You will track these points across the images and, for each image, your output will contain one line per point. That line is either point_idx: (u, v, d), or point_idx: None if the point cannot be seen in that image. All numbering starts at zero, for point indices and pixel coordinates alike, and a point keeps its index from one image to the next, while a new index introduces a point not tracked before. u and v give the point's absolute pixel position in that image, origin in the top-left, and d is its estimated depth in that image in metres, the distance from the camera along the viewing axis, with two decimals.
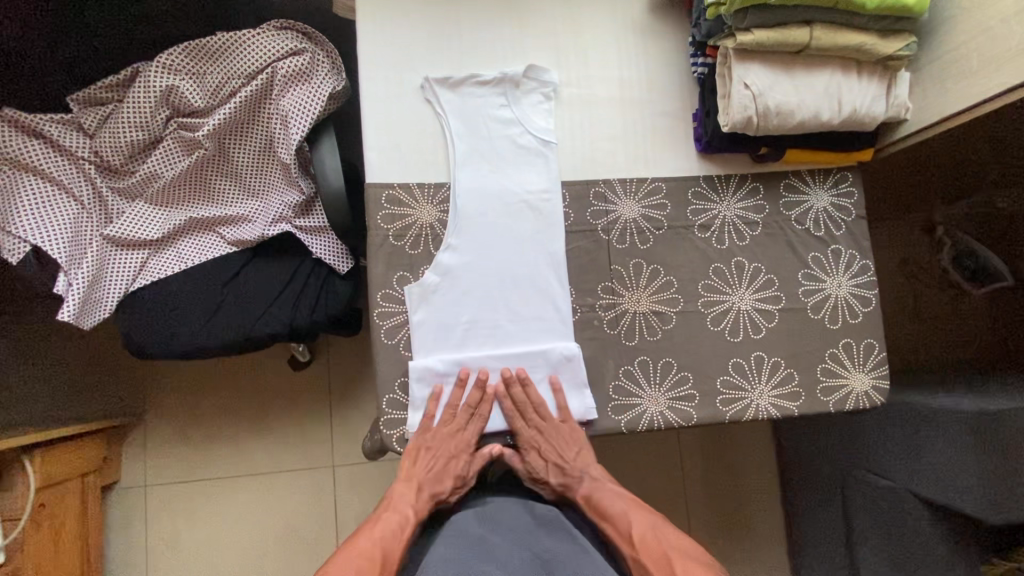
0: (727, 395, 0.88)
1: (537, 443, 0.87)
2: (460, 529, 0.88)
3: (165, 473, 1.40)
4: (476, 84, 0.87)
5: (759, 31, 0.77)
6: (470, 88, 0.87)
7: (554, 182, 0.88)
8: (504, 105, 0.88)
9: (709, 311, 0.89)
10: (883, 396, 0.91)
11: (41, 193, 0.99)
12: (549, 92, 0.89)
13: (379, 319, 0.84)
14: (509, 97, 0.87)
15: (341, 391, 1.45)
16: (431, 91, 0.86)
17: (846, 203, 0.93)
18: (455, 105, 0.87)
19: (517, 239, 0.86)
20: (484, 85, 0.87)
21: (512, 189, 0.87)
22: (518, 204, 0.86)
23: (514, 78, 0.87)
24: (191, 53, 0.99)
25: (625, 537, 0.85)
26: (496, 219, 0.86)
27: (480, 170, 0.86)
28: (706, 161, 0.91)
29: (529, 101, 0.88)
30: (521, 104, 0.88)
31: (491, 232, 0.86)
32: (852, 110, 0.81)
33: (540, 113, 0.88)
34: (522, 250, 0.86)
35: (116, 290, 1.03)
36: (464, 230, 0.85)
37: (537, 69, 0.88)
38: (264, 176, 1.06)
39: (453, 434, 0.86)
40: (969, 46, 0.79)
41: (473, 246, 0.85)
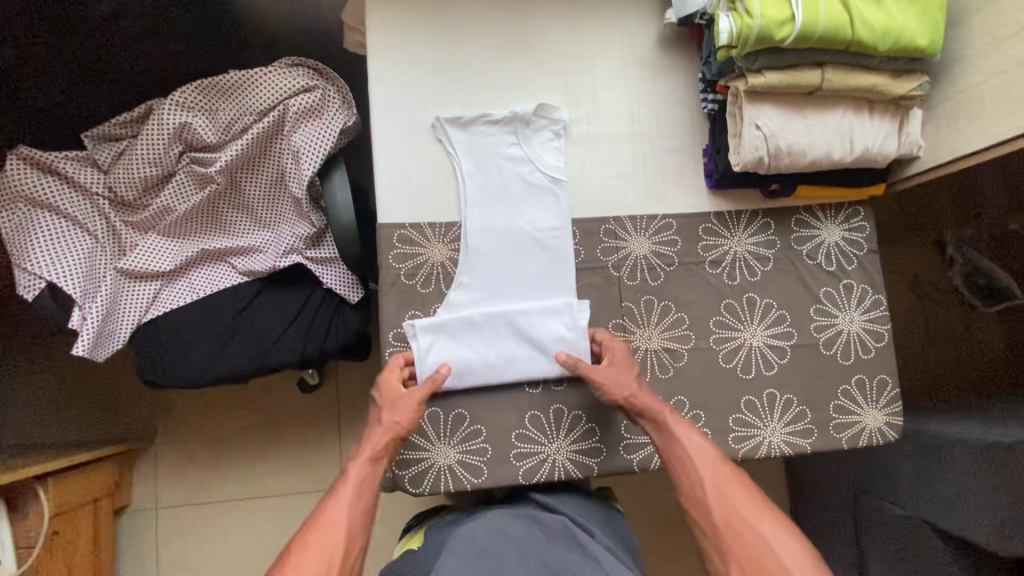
0: (740, 433, 0.87)
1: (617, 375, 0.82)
2: (466, 539, 0.83)
3: (176, 497, 1.41)
4: (487, 124, 0.87)
5: (771, 74, 0.77)
6: (481, 127, 0.87)
7: (564, 219, 0.88)
8: (514, 143, 0.88)
9: (720, 348, 0.89)
10: (897, 432, 0.90)
11: (55, 229, 1.00)
12: (559, 130, 0.89)
13: (392, 358, 0.85)
14: (519, 136, 0.88)
15: (351, 414, 1.46)
16: (442, 130, 0.87)
17: (858, 237, 0.92)
18: (465, 144, 0.87)
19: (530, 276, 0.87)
20: (494, 124, 0.88)
21: (524, 222, 0.87)
22: (529, 239, 0.87)
23: (524, 117, 0.87)
24: (203, 90, 1.00)
25: (704, 463, 0.78)
26: (509, 258, 0.86)
27: (491, 208, 0.87)
28: (716, 197, 0.91)
29: (539, 140, 0.89)
30: (531, 141, 0.88)
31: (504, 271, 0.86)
32: (864, 149, 0.81)
33: (550, 151, 0.89)
34: (536, 287, 0.87)
35: (129, 322, 1.04)
36: (479, 271, 0.86)
37: (548, 107, 0.88)
38: (275, 208, 1.06)
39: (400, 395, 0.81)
40: (983, 87, 0.79)
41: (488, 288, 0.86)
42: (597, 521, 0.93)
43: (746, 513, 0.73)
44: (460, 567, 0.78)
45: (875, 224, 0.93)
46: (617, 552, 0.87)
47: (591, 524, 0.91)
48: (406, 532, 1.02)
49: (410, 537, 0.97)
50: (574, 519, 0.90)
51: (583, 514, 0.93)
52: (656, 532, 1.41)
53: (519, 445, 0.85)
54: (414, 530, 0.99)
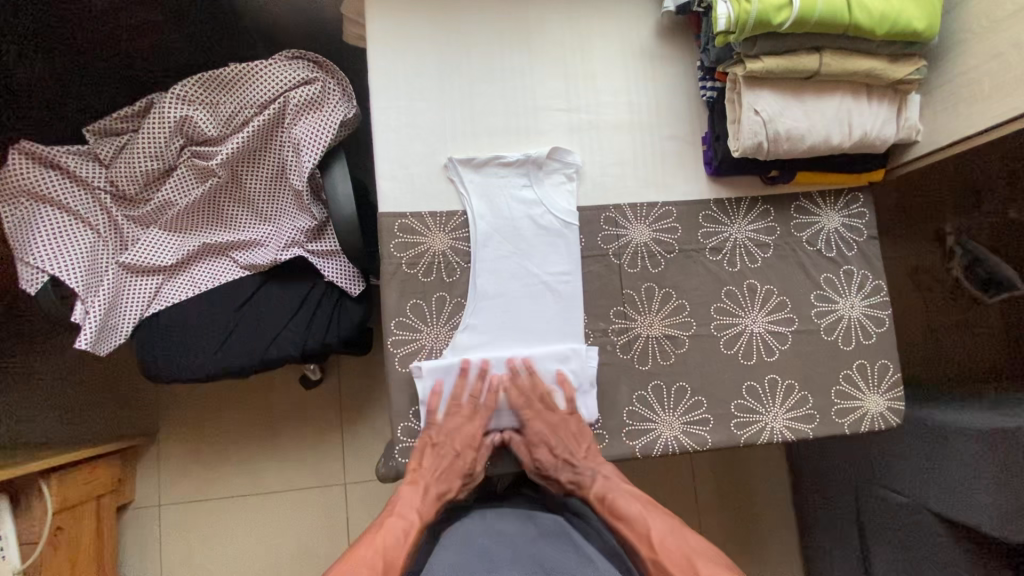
0: (743, 418, 0.88)
1: (548, 439, 0.85)
2: (463, 536, 0.85)
3: (179, 493, 1.41)
4: (499, 166, 0.88)
5: (769, 59, 0.77)
6: (493, 170, 0.88)
7: (575, 263, 0.88)
8: (526, 185, 0.88)
9: (722, 334, 0.89)
10: (898, 418, 0.90)
11: (57, 224, 1.00)
12: (572, 174, 0.89)
13: (401, 367, 0.85)
14: (532, 178, 0.88)
15: (353, 409, 1.46)
16: (454, 171, 0.87)
17: (858, 223, 0.93)
18: (478, 185, 0.87)
19: (540, 324, 0.87)
20: (507, 167, 0.88)
21: (530, 249, 0.87)
22: (544, 294, 0.87)
23: (537, 160, 0.88)
24: (204, 84, 1.00)
25: (644, 540, 0.82)
26: (513, 307, 0.86)
27: (494, 213, 0.87)
28: (716, 184, 0.92)
29: (551, 182, 0.89)
30: (544, 184, 0.88)
31: (510, 318, 0.86)
32: (863, 133, 0.81)
33: (563, 194, 0.89)
34: (545, 333, 0.87)
35: (131, 316, 1.04)
36: (483, 318, 0.85)
37: (561, 151, 0.88)
38: (276, 202, 1.07)
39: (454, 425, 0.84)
40: (981, 70, 0.79)
41: (493, 336, 0.86)
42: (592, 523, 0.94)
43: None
44: (454, 558, 0.80)
45: (874, 210, 0.94)
46: (614, 553, 0.88)
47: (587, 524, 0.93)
48: None
49: None
50: (570, 519, 0.92)
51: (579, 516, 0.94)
52: None
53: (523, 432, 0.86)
54: None
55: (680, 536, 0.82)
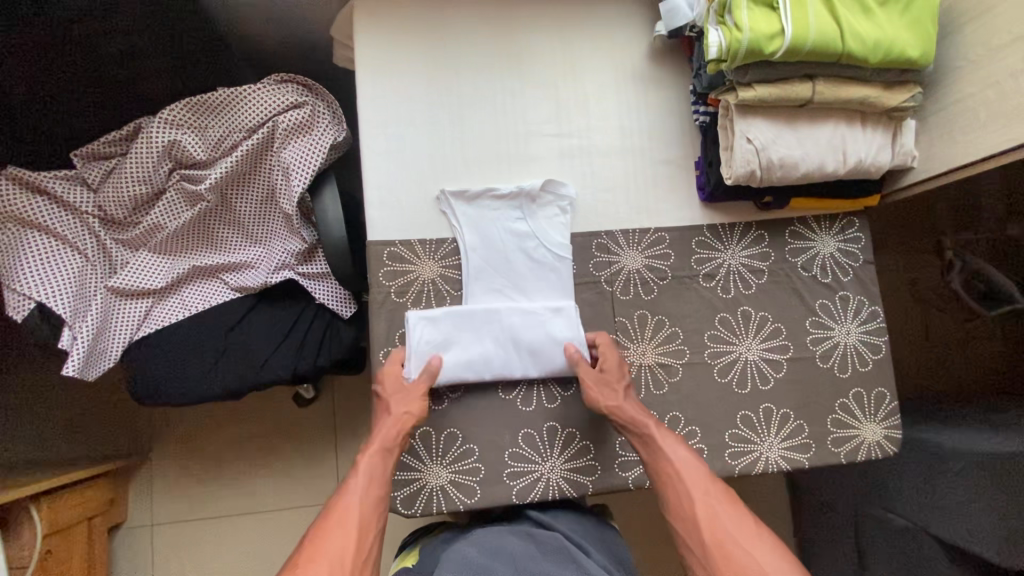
0: (737, 448, 0.86)
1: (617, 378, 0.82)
2: (459, 555, 0.82)
3: (172, 513, 1.40)
4: (494, 199, 0.87)
5: (761, 87, 0.76)
6: (487, 202, 0.87)
7: (569, 295, 0.87)
8: (520, 219, 0.87)
9: (716, 362, 0.88)
10: (895, 446, 0.89)
11: (44, 249, 0.99)
12: (567, 206, 0.88)
13: None
14: (525, 211, 0.87)
15: (347, 427, 1.45)
16: (447, 204, 0.86)
17: (854, 248, 0.91)
18: (471, 217, 0.86)
19: (528, 332, 0.84)
20: (500, 199, 0.87)
21: (523, 278, 0.86)
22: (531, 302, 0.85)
23: (531, 193, 0.87)
24: (192, 108, 0.99)
25: (690, 480, 0.77)
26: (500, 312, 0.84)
27: (485, 250, 0.86)
28: (710, 209, 0.90)
29: (545, 215, 0.87)
30: (537, 218, 0.87)
31: (496, 323, 0.84)
32: (857, 161, 0.80)
33: (557, 227, 0.87)
34: (532, 336, 0.84)
35: (120, 340, 1.03)
36: (469, 315, 0.83)
37: (555, 183, 0.87)
38: (266, 224, 1.06)
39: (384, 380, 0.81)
40: (976, 98, 0.78)
41: (481, 334, 0.83)
42: (591, 537, 0.92)
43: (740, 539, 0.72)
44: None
45: (870, 234, 0.92)
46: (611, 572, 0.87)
47: (586, 541, 0.90)
48: (400, 549, 1.00)
49: (407, 555, 0.96)
50: (569, 536, 0.89)
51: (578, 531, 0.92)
52: (656, 543, 1.40)
53: (512, 463, 0.84)
54: (410, 548, 0.98)
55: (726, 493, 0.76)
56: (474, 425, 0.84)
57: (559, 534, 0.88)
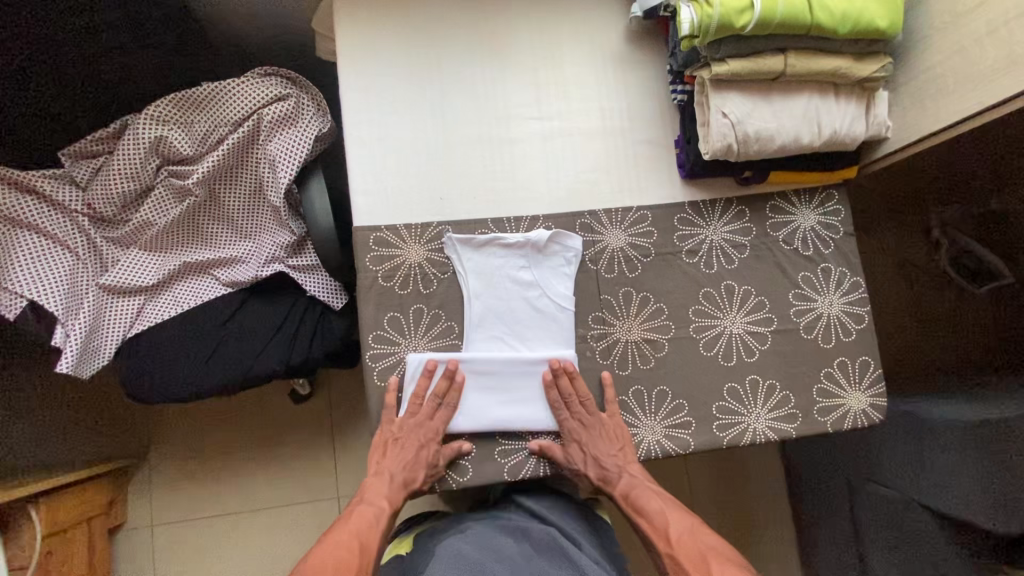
0: (725, 420, 0.87)
1: (579, 436, 0.85)
2: (455, 549, 0.84)
3: (171, 512, 1.40)
4: (501, 247, 0.87)
5: (734, 61, 0.77)
6: (494, 250, 0.86)
7: (569, 344, 0.87)
8: (524, 267, 0.87)
9: (701, 336, 0.89)
10: (881, 414, 0.90)
11: (35, 247, 1.00)
12: (572, 257, 0.88)
13: (381, 380, 0.85)
14: (531, 260, 0.87)
15: (343, 421, 1.46)
16: (453, 249, 0.86)
17: (834, 221, 0.93)
18: (476, 263, 0.86)
19: (525, 382, 0.85)
20: (508, 247, 0.87)
21: (525, 326, 0.87)
22: (531, 350, 0.86)
23: (537, 243, 0.86)
24: (178, 103, 1.00)
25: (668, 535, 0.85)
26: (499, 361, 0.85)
27: (487, 300, 0.86)
28: (691, 187, 0.92)
29: (550, 265, 0.88)
30: (542, 266, 0.87)
31: (494, 372, 0.85)
32: (832, 132, 0.82)
33: (561, 277, 0.88)
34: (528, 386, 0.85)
35: (113, 337, 1.04)
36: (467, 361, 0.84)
37: (562, 235, 0.87)
38: (255, 218, 1.07)
39: (416, 420, 0.83)
40: (945, 65, 0.79)
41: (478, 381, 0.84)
42: (583, 531, 0.93)
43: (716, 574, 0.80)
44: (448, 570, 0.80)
45: (850, 207, 0.94)
46: (603, 564, 0.87)
47: (578, 535, 0.91)
48: (397, 535, 1.02)
49: (401, 541, 0.97)
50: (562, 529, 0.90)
51: (570, 522, 0.94)
52: None
53: (503, 441, 0.85)
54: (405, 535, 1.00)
55: (697, 537, 0.85)
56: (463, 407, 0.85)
57: (553, 527, 0.89)
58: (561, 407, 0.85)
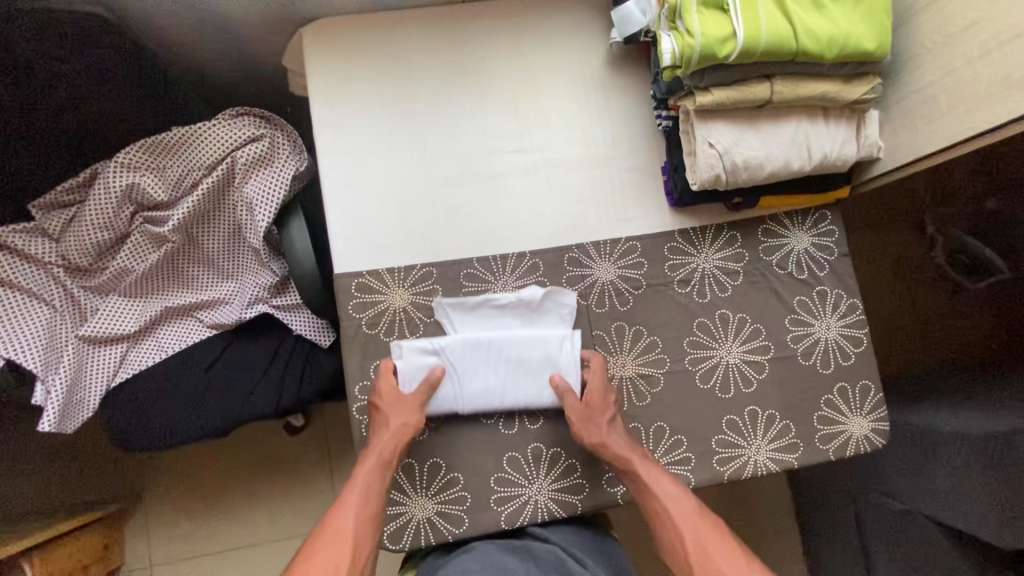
0: (724, 454, 0.85)
1: (591, 418, 0.80)
2: None
3: (169, 553, 1.38)
4: (494, 307, 0.84)
5: (719, 90, 0.74)
6: (489, 311, 0.84)
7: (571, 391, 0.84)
8: (520, 326, 0.84)
9: (697, 368, 0.87)
10: (884, 438, 0.88)
11: (9, 303, 0.97)
12: (568, 314, 0.85)
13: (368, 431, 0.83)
14: (526, 319, 0.84)
15: (341, 452, 1.44)
16: (444, 312, 0.83)
17: (828, 242, 0.90)
18: (469, 324, 0.84)
19: (527, 383, 0.82)
20: (502, 307, 0.84)
21: (521, 341, 0.83)
22: (531, 359, 0.83)
23: (531, 302, 0.83)
24: (148, 148, 0.95)
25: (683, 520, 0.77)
26: (496, 372, 0.82)
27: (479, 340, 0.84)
28: (680, 214, 0.89)
29: (546, 322, 0.85)
30: (538, 323, 0.85)
31: (493, 387, 0.82)
32: (822, 157, 0.79)
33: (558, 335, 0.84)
34: (531, 398, 0.82)
35: (96, 389, 1.02)
36: (460, 371, 0.81)
37: (555, 292, 0.84)
38: (236, 260, 1.04)
39: (394, 399, 0.80)
40: (936, 86, 0.77)
41: (477, 389, 0.81)
42: (589, 550, 0.86)
43: (724, 566, 0.74)
44: None
45: (844, 226, 0.91)
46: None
47: (584, 554, 0.84)
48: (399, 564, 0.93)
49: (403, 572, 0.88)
50: (566, 550, 0.83)
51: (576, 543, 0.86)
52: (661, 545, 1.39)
53: (499, 488, 0.82)
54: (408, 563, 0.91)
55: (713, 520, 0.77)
56: (456, 455, 0.83)
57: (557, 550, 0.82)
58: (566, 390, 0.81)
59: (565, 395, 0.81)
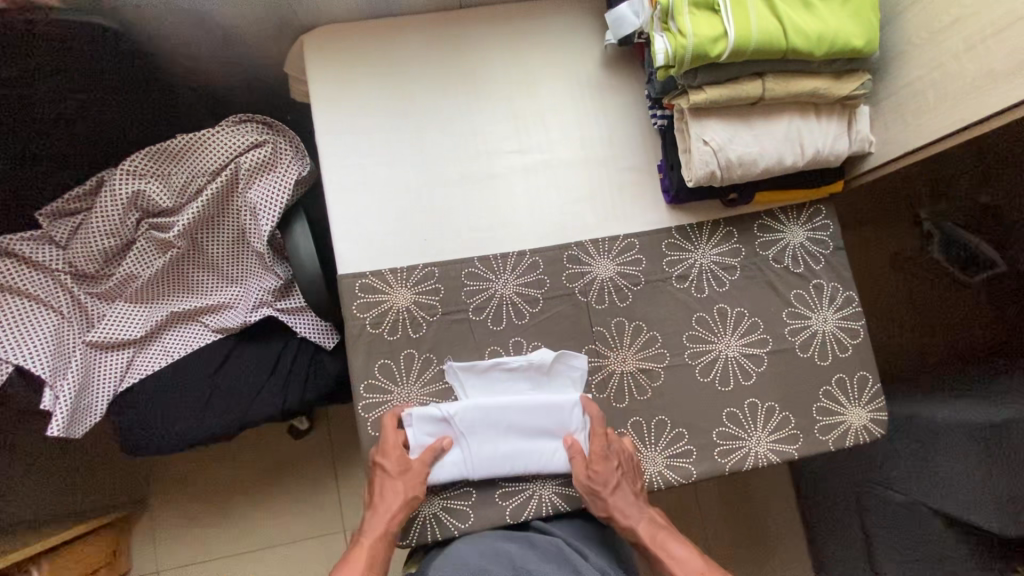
0: (725, 446, 0.86)
1: (592, 482, 0.81)
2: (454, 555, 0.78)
3: (176, 558, 1.39)
4: (504, 371, 0.85)
5: (712, 89, 0.76)
6: (498, 374, 0.85)
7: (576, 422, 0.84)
8: (530, 390, 0.85)
9: (696, 362, 0.88)
10: (882, 428, 0.89)
11: (17, 310, 0.98)
12: (577, 378, 0.86)
13: (374, 429, 0.83)
14: (536, 382, 0.85)
15: (345, 454, 1.45)
16: (454, 374, 0.84)
17: (823, 236, 0.92)
18: (479, 387, 0.85)
19: (537, 446, 0.83)
20: (511, 371, 0.85)
21: (529, 409, 0.83)
22: (540, 425, 0.83)
23: (541, 365, 0.85)
24: (154, 156, 0.97)
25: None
26: (506, 438, 0.83)
27: (482, 339, 0.86)
28: (677, 211, 0.91)
29: (556, 386, 0.86)
30: (548, 387, 0.86)
31: (503, 453, 0.82)
32: (815, 152, 0.81)
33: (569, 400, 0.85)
34: (539, 466, 0.82)
35: (104, 394, 1.03)
36: (471, 438, 0.82)
37: (565, 355, 0.85)
38: (241, 264, 1.06)
39: (400, 466, 0.81)
40: (924, 81, 0.78)
41: (486, 456, 0.81)
42: (591, 543, 0.88)
43: None
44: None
45: (838, 220, 0.93)
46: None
47: (581, 544, 0.85)
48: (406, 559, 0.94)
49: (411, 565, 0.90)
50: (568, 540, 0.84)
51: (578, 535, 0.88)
52: None
53: (504, 484, 0.84)
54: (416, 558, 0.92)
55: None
56: None
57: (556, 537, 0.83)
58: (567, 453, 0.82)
59: (573, 457, 0.82)
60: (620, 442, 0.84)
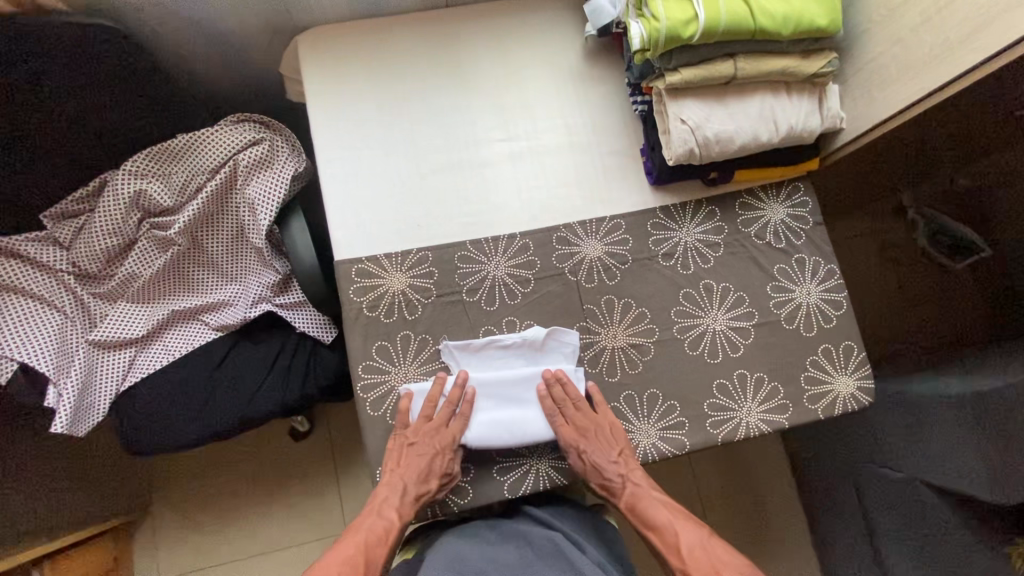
0: (717, 417, 0.88)
1: (578, 443, 0.82)
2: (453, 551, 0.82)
3: (176, 563, 1.38)
4: (498, 348, 0.87)
5: (687, 70, 0.80)
6: (492, 351, 0.87)
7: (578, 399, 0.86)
8: (525, 365, 0.88)
9: (685, 336, 0.91)
10: (869, 397, 0.91)
11: (22, 310, 1.01)
12: (571, 351, 0.88)
13: (373, 410, 0.85)
14: (531, 358, 0.88)
15: (345, 453, 1.45)
16: (451, 355, 0.86)
17: (802, 212, 0.95)
18: (475, 365, 0.87)
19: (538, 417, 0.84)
20: (506, 348, 0.87)
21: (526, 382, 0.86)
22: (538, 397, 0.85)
23: (535, 340, 0.87)
24: (154, 157, 1.01)
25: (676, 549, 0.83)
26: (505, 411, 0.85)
27: (476, 319, 0.88)
28: (661, 192, 0.94)
29: (550, 360, 0.89)
30: (542, 363, 0.88)
31: (505, 426, 0.83)
32: (788, 128, 0.85)
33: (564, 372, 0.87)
34: (538, 429, 0.84)
35: (107, 393, 1.05)
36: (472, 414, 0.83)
37: (559, 331, 0.88)
38: (240, 261, 1.09)
39: (434, 434, 0.82)
40: (886, 57, 0.83)
41: (485, 422, 0.84)
42: (588, 536, 0.91)
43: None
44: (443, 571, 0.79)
45: (816, 197, 0.96)
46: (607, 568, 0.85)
47: (582, 538, 0.89)
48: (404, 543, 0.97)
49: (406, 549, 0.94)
50: (565, 533, 0.88)
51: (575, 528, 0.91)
52: None
53: (501, 460, 0.85)
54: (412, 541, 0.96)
55: (709, 553, 0.81)
56: None
57: (555, 532, 0.87)
58: (556, 413, 0.84)
59: (556, 421, 0.83)
60: (603, 412, 0.86)
